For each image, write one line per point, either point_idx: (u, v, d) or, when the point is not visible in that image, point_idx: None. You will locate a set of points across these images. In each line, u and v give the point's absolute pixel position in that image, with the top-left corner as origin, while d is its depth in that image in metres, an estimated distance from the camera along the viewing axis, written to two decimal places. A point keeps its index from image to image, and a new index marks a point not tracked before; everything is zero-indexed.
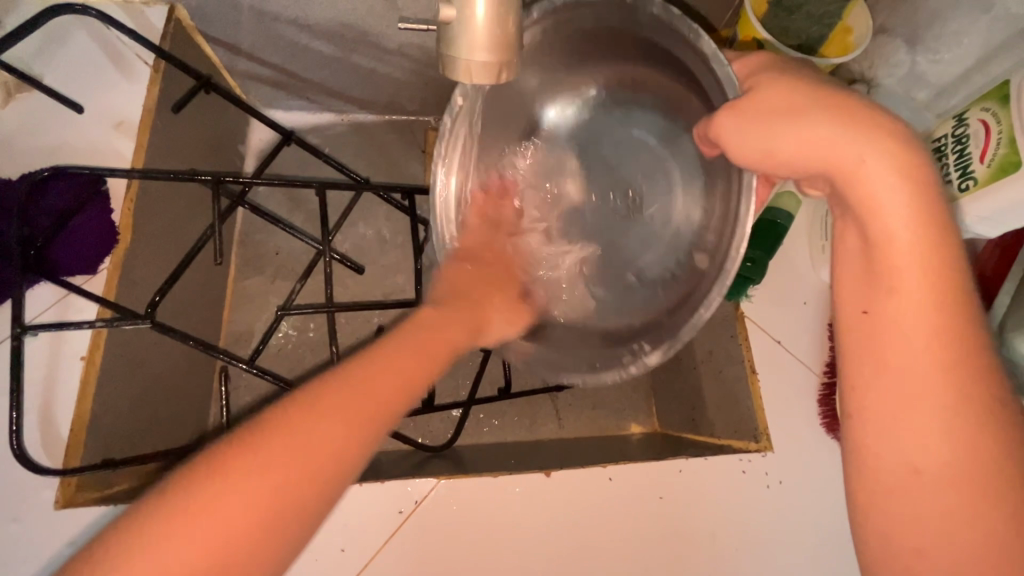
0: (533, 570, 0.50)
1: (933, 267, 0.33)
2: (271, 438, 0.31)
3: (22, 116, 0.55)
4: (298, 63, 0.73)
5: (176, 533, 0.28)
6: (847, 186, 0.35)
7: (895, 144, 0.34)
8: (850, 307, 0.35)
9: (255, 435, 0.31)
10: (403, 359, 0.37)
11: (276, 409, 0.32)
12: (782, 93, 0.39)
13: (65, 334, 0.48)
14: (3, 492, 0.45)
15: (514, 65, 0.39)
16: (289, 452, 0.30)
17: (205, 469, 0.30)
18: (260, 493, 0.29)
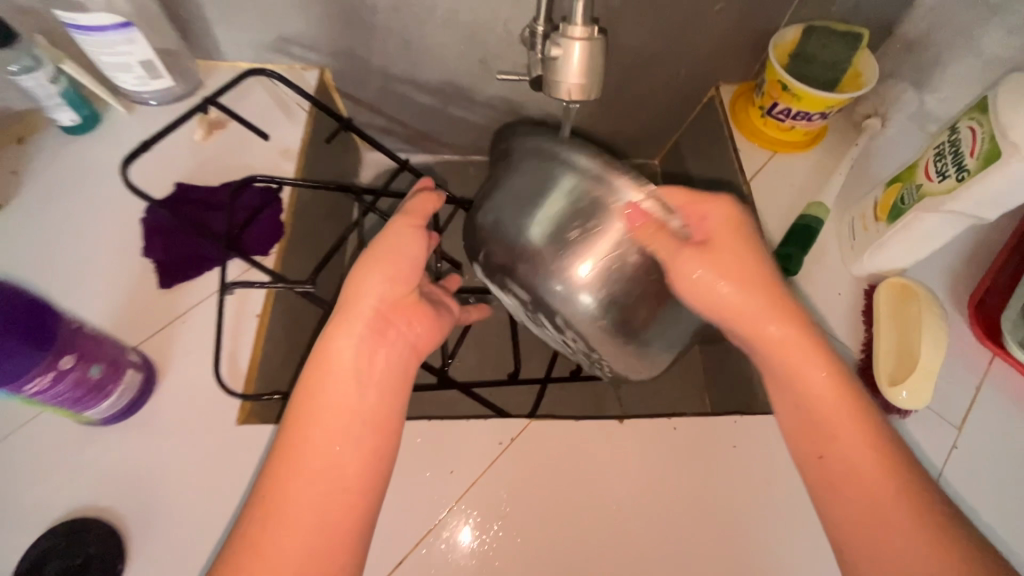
0: (611, 500, 0.58)
1: (846, 404, 0.51)
2: (282, 469, 0.47)
3: (217, 144, 0.74)
4: (406, 113, 0.93)
5: (259, 555, 0.44)
6: (793, 376, 0.53)
7: (784, 311, 0.53)
8: (810, 454, 0.51)
9: (273, 477, 0.47)
10: (341, 363, 0.51)
11: (279, 456, 0.48)
12: (718, 256, 0.53)
13: (247, 297, 0.63)
14: (200, 409, 0.58)
15: (600, 86, 0.54)
16: (302, 474, 0.47)
17: (258, 510, 0.46)
18: (306, 497, 0.46)
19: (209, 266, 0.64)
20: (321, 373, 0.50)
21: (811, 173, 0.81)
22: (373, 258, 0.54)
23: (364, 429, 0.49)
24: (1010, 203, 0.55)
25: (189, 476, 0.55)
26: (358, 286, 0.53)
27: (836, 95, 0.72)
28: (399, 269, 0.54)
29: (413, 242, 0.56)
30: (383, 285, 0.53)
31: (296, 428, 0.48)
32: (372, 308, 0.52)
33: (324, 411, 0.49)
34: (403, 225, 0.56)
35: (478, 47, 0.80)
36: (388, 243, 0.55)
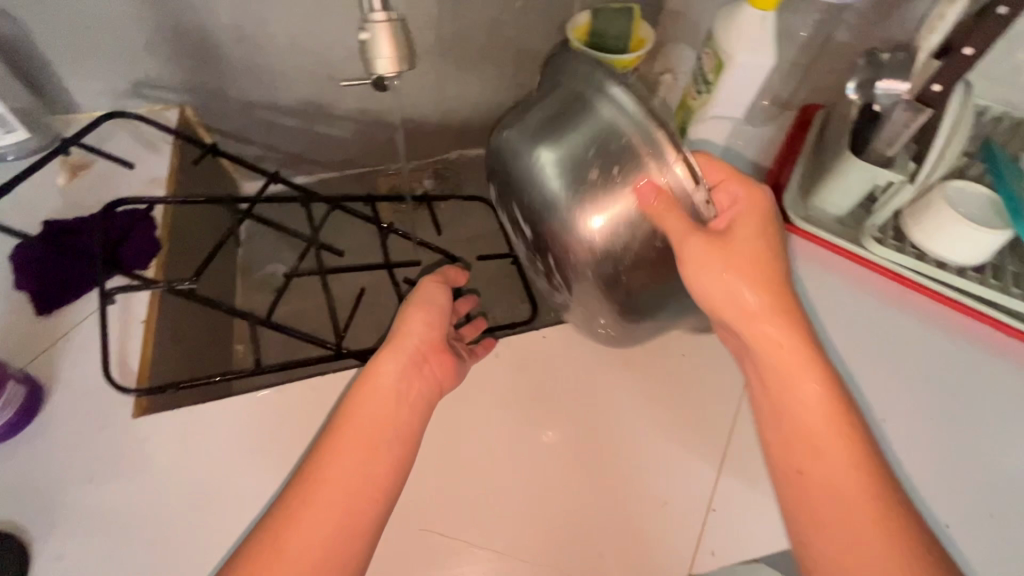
0: (501, 402, 0.71)
1: (836, 409, 0.56)
2: (271, 559, 0.48)
3: (84, 181, 0.78)
4: (273, 138, 1.00)
5: None
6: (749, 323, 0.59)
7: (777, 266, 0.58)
8: (790, 466, 0.56)
9: (257, 561, 0.48)
10: (346, 453, 0.54)
11: (268, 537, 0.49)
12: (750, 219, 0.58)
13: (130, 304, 0.66)
14: (93, 413, 0.60)
15: (411, 59, 0.64)
16: (285, 562, 0.48)
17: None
18: (336, 499, 0.52)
19: (89, 284, 0.67)
20: (363, 399, 0.57)
21: None
22: (412, 306, 0.64)
23: (390, 439, 0.56)
24: (744, 99, 0.71)
25: (90, 474, 0.57)
26: (378, 367, 0.59)
27: (624, 55, 0.88)
28: (428, 310, 0.64)
29: (439, 291, 0.66)
30: (420, 327, 0.63)
31: (327, 448, 0.54)
32: (411, 348, 0.61)
33: (354, 430, 0.55)
34: (430, 276, 0.68)
35: (325, 64, 0.90)
36: (424, 291, 0.65)
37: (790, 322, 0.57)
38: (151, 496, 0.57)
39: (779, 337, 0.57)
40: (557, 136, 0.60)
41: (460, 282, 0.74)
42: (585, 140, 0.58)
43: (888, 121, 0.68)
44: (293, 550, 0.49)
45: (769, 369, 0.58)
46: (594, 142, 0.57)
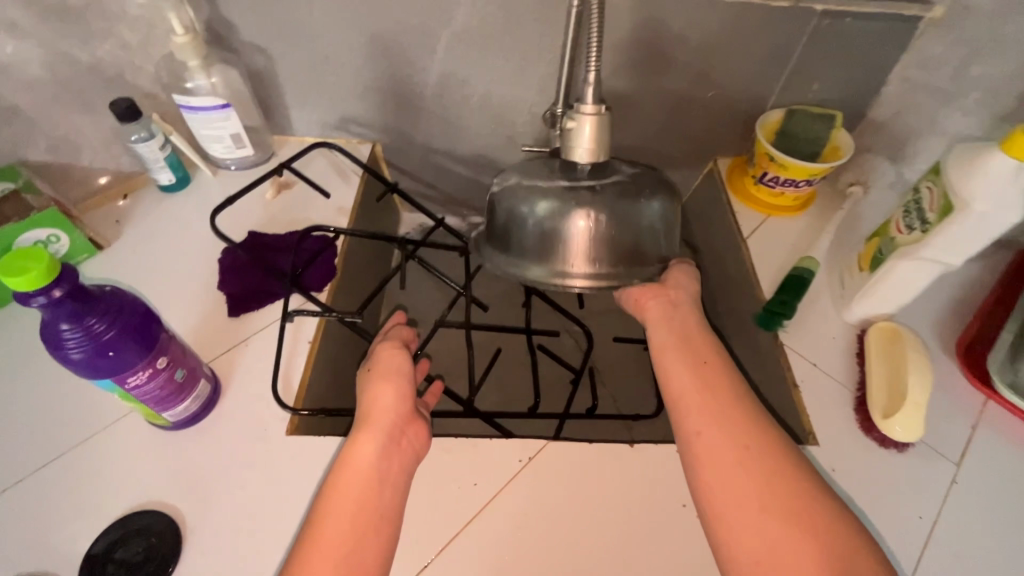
0: (625, 519, 0.61)
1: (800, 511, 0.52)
2: None
3: (285, 200, 0.87)
4: (442, 180, 1.07)
5: None
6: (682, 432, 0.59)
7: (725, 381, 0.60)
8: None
9: None
10: (331, 521, 0.53)
11: None
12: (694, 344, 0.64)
13: (303, 326, 0.72)
14: (256, 420, 0.65)
15: (608, 151, 0.65)
16: None
17: None
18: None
19: (274, 298, 0.75)
20: (340, 481, 0.56)
21: (803, 230, 0.90)
22: (372, 381, 0.63)
23: (376, 513, 0.54)
24: (968, 249, 0.63)
25: (241, 479, 0.62)
26: (353, 445, 0.58)
27: (818, 164, 0.82)
28: (396, 389, 0.63)
29: (399, 366, 0.65)
30: (390, 404, 0.61)
31: (313, 531, 0.53)
32: (388, 424, 0.60)
33: (337, 512, 0.54)
34: (386, 347, 0.66)
35: (508, 125, 0.95)
36: (384, 368, 0.64)
37: (724, 435, 0.56)
38: (283, 518, 0.60)
39: (723, 445, 0.56)
40: (644, 183, 0.66)
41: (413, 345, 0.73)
42: (638, 216, 0.65)
43: None
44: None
45: (716, 496, 0.54)
46: (657, 216, 0.66)
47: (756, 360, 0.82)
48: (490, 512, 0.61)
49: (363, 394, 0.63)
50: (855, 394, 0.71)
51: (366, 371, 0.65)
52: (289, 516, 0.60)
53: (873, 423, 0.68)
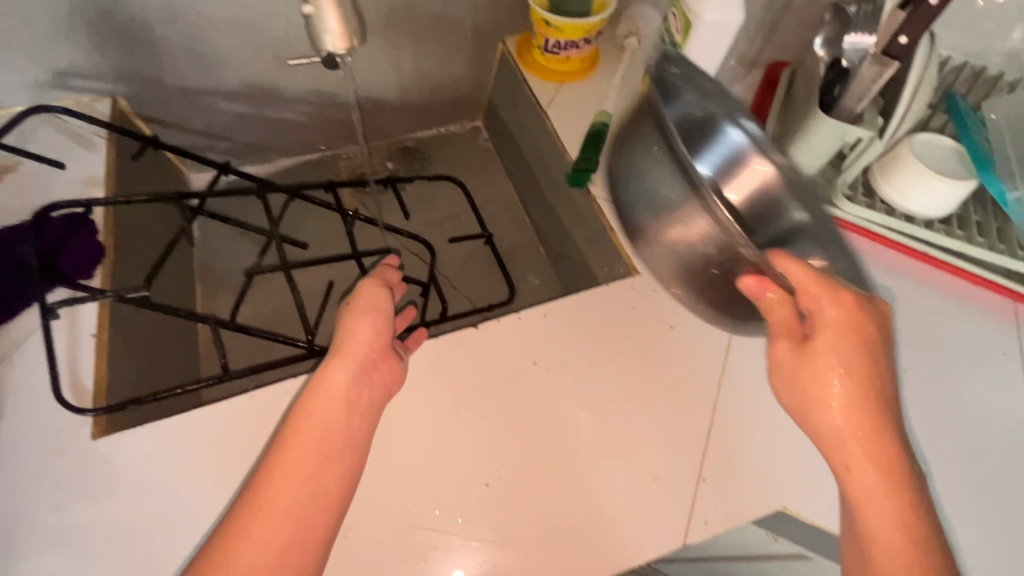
0: (484, 394, 0.63)
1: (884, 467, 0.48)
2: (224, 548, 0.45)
3: (10, 186, 0.71)
4: (220, 125, 0.93)
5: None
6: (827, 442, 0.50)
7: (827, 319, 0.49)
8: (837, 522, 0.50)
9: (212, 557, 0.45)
10: (301, 449, 0.49)
11: (226, 531, 0.46)
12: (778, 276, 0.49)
13: (78, 320, 0.61)
14: (49, 436, 0.55)
15: (361, 35, 0.60)
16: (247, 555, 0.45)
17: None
18: (291, 500, 0.47)
19: (27, 301, 0.62)
20: (311, 404, 0.52)
21: (596, 91, 0.93)
22: (354, 314, 0.57)
23: (344, 445, 0.51)
24: (713, 63, 0.68)
25: (51, 502, 0.53)
26: (327, 369, 0.53)
27: (587, 20, 0.85)
28: (379, 323, 0.57)
29: (384, 302, 0.58)
30: (370, 336, 0.56)
31: (278, 455, 0.49)
32: (363, 361, 0.55)
33: (308, 440, 0.50)
34: (370, 281, 0.59)
35: (271, 43, 0.84)
36: (371, 302, 0.58)
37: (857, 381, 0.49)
38: (115, 523, 0.53)
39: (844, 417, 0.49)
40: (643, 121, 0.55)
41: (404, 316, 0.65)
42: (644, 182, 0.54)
43: (855, 77, 0.67)
44: (243, 561, 0.44)
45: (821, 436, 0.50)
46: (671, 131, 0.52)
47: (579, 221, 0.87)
48: None
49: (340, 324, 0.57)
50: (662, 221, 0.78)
51: (348, 306, 0.58)
52: (122, 519, 0.53)
53: None
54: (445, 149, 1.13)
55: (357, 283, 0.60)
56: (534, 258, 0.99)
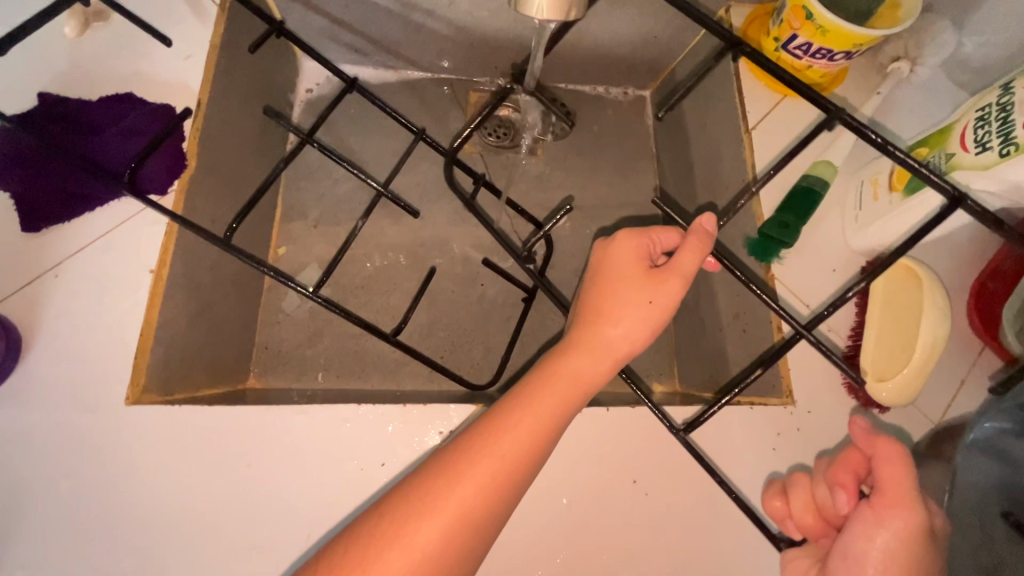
0: (561, 500, 0.52)
1: None
2: (402, 504, 0.38)
3: (100, 41, 0.58)
4: (351, 13, 0.73)
5: None
6: None
7: None
8: None
9: (383, 514, 0.38)
10: (523, 424, 0.41)
11: (414, 492, 0.38)
12: None
13: (139, 247, 0.52)
14: (78, 384, 0.48)
15: (584, 4, 0.42)
16: (411, 536, 0.37)
17: (364, 535, 0.37)
18: (487, 479, 0.39)
19: (90, 205, 0.52)
20: (547, 385, 0.42)
21: (822, 122, 0.69)
22: (634, 288, 0.45)
23: (487, 532, 0.39)
24: None
25: (68, 466, 0.47)
26: (609, 333, 0.44)
27: (871, 31, 0.58)
28: (646, 328, 0.45)
29: (671, 306, 0.45)
30: (631, 334, 0.45)
31: (476, 441, 0.40)
32: (569, 405, 0.43)
33: (499, 455, 0.39)
34: (692, 235, 0.46)
35: None
36: (662, 289, 0.45)
37: None
38: (131, 510, 0.47)
39: None
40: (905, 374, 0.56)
41: (832, 506, 0.45)
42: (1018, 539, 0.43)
43: None
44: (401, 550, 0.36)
45: None
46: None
47: (731, 287, 0.69)
48: None
49: (604, 295, 0.46)
50: (847, 343, 0.60)
51: (647, 301, 0.45)
52: (142, 513, 0.47)
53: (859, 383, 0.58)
54: (597, 114, 0.91)
55: (621, 234, 0.48)
56: None
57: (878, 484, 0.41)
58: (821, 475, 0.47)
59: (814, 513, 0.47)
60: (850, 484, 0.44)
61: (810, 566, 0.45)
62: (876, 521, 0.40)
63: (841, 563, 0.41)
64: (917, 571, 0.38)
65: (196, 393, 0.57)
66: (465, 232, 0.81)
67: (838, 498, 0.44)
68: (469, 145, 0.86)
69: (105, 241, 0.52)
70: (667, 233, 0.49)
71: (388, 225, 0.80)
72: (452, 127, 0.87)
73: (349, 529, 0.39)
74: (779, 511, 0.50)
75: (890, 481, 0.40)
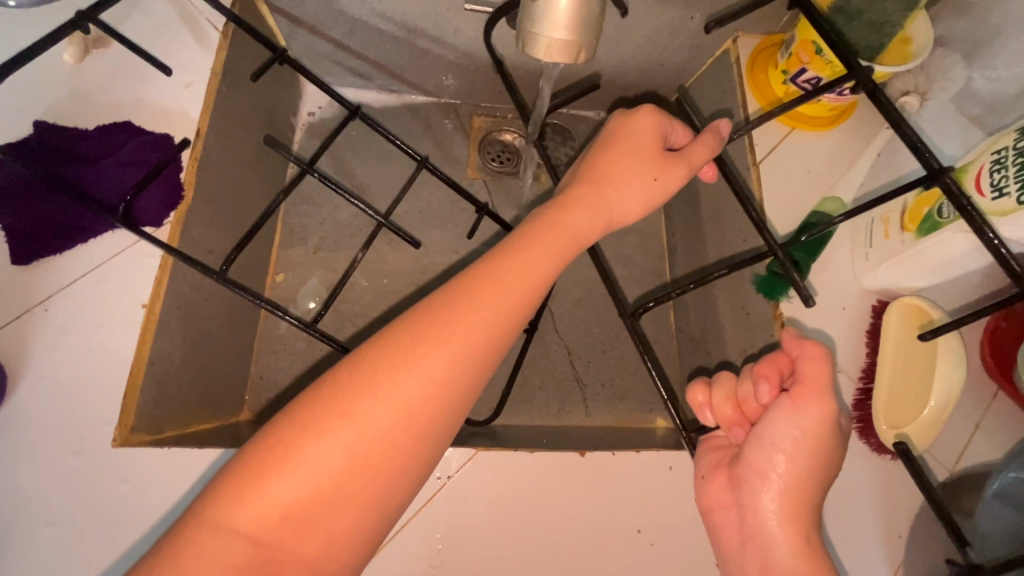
0: (564, 549, 0.50)
1: None
2: (378, 365, 0.36)
3: (99, 69, 0.57)
4: (355, 39, 0.72)
5: (300, 447, 0.34)
6: None
7: None
8: None
9: (354, 374, 0.36)
10: (504, 286, 0.40)
11: (388, 347, 0.37)
12: None
13: (132, 282, 0.51)
14: (66, 424, 0.47)
15: (593, 44, 0.41)
16: (389, 397, 0.35)
17: (334, 391, 0.36)
18: (474, 336, 0.38)
19: (82, 237, 0.51)
20: (527, 249, 0.42)
21: (831, 156, 0.68)
22: (643, 162, 0.46)
23: (471, 388, 0.38)
24: None
25: (50, 512, 0.45)
26: (621, 196, 0.46)
27: (883, 67, 0.57)
28: (641, 208, 0.46)
29: (676, 189, 0.47)
30: (630, 207, 0.46)
31: (455, 306, 0.38)
32: (554, 265, 0.42)
33: (461, 329, 0.38)
34: (705, 135, 0.48)
35: None
36: (667, 171, 0.46)
37: None
38: (116, 557, 0.45)
39: None
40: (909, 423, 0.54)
41: (753, 398, 0.46)
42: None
43: None
44: (380, 406, 0.35)
45: None
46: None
47: (739, 322, 0.67)
48: (401, 539, 0.49)
49: (609, 158, 0.47)
50: (858, 386, 0.58)
51: (650, 179, 0.46)
52: (125, 559, 0.45)
53: (872, 428, 0.56)
54: None
55: (641, 106, 0.48)
56: (658, 324, 0.84)
57: (800, 376, 0.43)
58: (744, 373, 0.48)
59: (733, 406, 0.48)
60: (773, 378, 0.45)
61: (725, 456, 0.47)
62: (795, 407, 0.42)
63: (759, 448, 0.43)
64: (823, 456, 0.43)
65: (188, 429, 0.55)
66: (467, 259, 0.80)
67: (760, 389, 0.45)
68: (473, 171, 0.85)
69: (98, 274, 0.50)
70: (677, 130, 0.50)
71: (390, 251, 0.79)
72: (456, 151, 0.86)
73: (324, 380, 0.37)
74: (698, 402, 0.50)
75: (813, 377, 0.42)
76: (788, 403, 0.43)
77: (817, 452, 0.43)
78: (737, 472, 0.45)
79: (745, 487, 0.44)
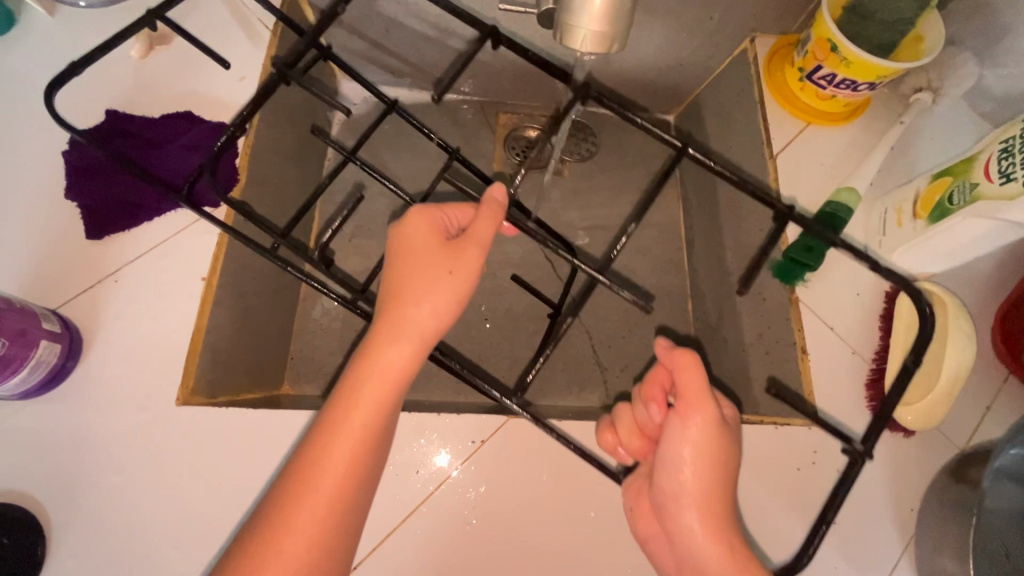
0: (590, 513, 0.53)
1: None
2: (289, 501, 0.39)
3: (162, 63, 0.62)
4: (391, 39, 0.77)
5: None
6: None
7: None
8: None
9: (267, 521, 0.39)
10: (370, 391, 0.42)
11: (291, 485, 0.40)
12: None
13: (192, 257, 0.55)
14: (133, 384, 0.51)
15: (623, 36, 0.44)
16: (309, 519, 0.39)
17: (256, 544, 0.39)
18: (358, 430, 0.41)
19: (147, 216, 0.55)
20: (378, 350, 0.42)
21: (845, 150, 0.71)
22: (435, 261, 0.44)
23: (381, 452, 0.43)
24: None
25: (118, 463, 0.49)
26: (421, 308, 0.43)
27: (896, 64, 0.60)
28: (454, 300, 0.44)
29: (476, 273, 0.45)
30: (442, 307, 0.43)
31: (328, 430, 0.40)
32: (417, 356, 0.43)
33: (348, 429, 0.41)
34: (483, 206, 0.46)
35: None
36: (461, 261, 0.44)
37: None
38: (177, 506, 0.49)
39: None
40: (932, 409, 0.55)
41: (649, 420, 0.51)
42: None
43: None
44: (300, 523, 0.39)
45: None
46: None
47: (756, 308, 0.70)
48: (438, 497, 0.53)
49: (401, 279, 0.44)
50: (870, 367, 0.61)
51: (445, 272, 0.43)
52: (185, 509, 0.49)
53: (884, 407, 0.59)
54: (622, 136, 0.94)
55: (411, 210, 0.46)
56: (676, 313, 0.86)
57: (680, 390, 0.47)
58: (636, 398, 0.53)
59: (638, 434, 0.52)
60: (658, 396, 0.50)
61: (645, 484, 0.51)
62: (683, 420, 0.47)
63: (668, 474, 0.47)
64: (718, 452, 0.46)
65: (238, 396, 0.59)
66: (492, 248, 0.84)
67: (651, 410, 0.50)
68: (498, 165, 0.89)
69: (162, 250, 0.55)
70: (456, 209, 0.48)
71: None
72: (482, 147, 0.90)
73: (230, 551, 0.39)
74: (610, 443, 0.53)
75: (690, 387, 0.47)
76: (675, 420, 0.47)
77: (708, 468, 0.46)
78: (656, 498, 0.48)
79: (673, 533, 0.46)
